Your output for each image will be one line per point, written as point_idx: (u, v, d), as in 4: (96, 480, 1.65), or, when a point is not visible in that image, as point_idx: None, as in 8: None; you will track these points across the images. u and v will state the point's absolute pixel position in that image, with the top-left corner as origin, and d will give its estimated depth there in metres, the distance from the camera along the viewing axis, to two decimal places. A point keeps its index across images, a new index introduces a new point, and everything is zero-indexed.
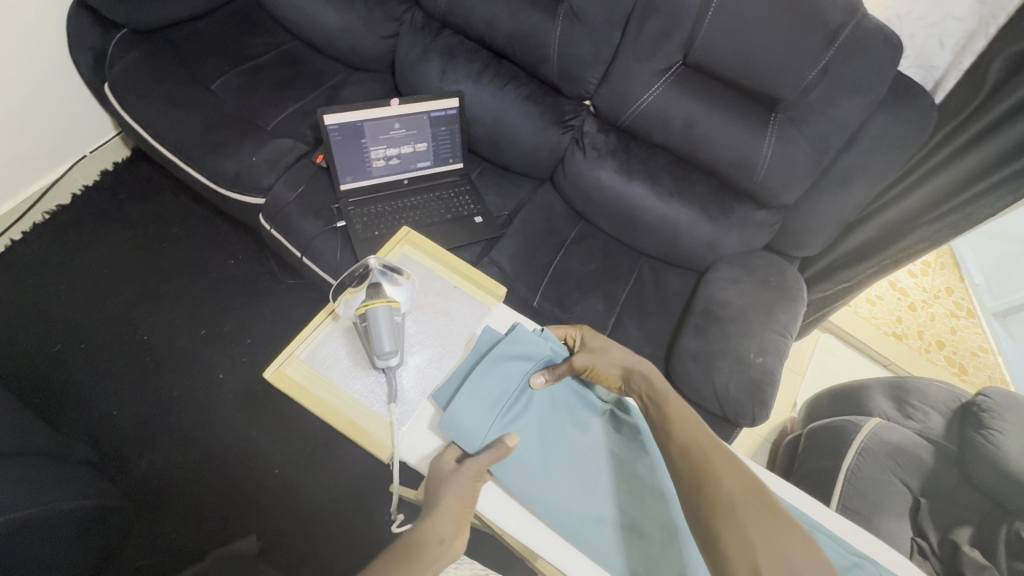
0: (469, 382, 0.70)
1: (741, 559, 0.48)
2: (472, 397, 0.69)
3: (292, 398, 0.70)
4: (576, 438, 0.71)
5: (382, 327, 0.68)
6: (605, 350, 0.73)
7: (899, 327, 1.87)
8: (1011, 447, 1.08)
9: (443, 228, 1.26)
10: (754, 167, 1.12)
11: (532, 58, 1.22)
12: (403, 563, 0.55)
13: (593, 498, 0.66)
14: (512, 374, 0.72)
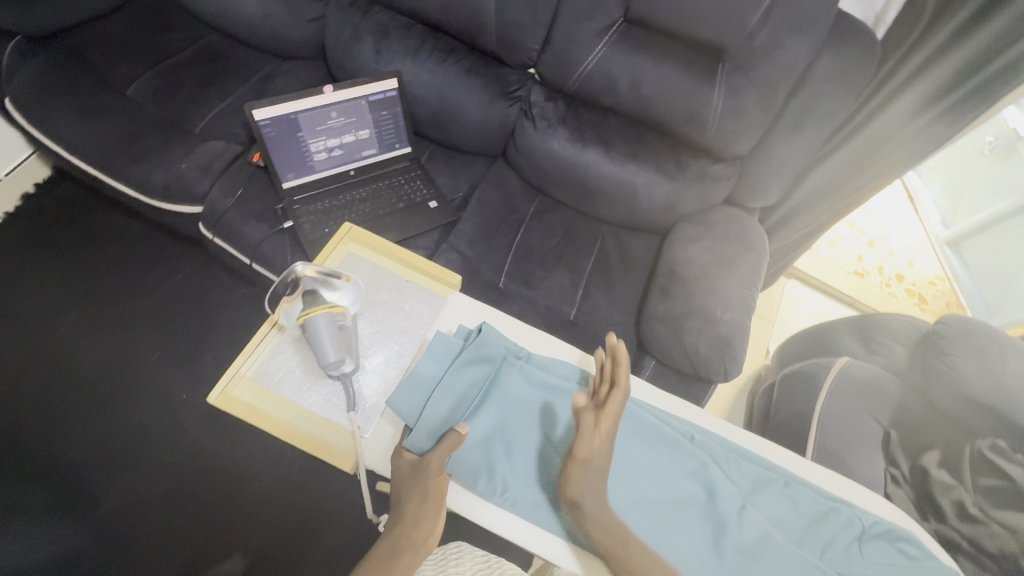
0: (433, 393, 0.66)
1: None
2: (436, 411, 0.65)
3: (244, 420, 0.65)
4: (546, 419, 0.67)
5: (325, 336, 0.63)
6: (589, 465, 0.56)
7: (860, 264, 1.92)
8: (969, 369, 1.12)
9: (397, 217, 1.22)
10: (706, 123, 1.11)
11: (469, 28, 1.16)
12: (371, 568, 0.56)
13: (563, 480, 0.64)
14: (477, 376, 0.68)
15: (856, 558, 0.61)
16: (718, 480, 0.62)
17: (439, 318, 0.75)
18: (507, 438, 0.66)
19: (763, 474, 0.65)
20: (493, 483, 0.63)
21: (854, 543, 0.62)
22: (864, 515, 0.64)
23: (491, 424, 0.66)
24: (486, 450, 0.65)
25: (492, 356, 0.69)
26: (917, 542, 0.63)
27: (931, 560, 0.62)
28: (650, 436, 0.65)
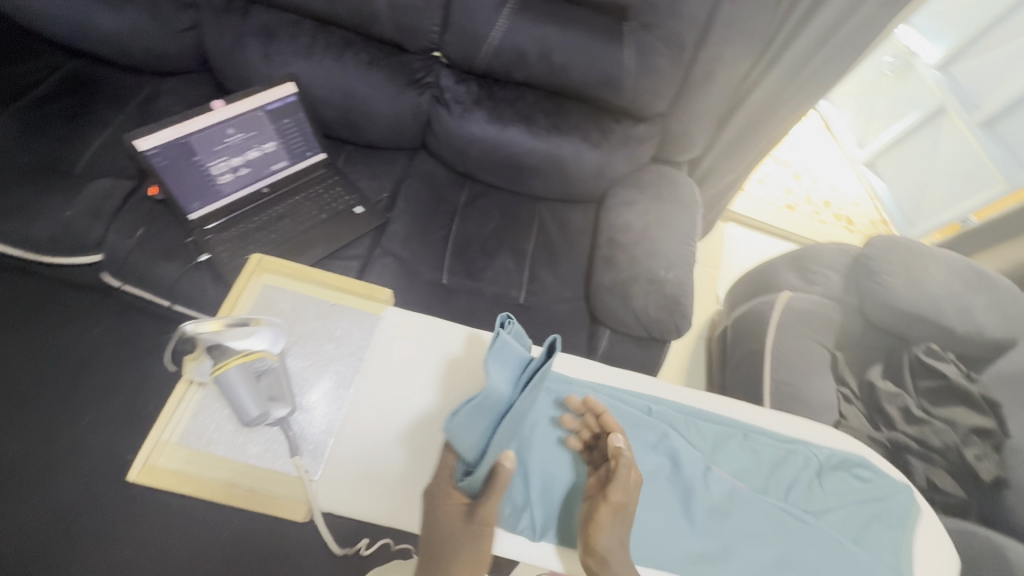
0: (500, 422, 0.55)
1: None
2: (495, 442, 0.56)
3: (172, 492, 0.57)
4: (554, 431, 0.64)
5: (236, 391, 0.52)
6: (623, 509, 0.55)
7: (789, 198, 2.00)
8: (898, 286, 1.20)
9: (322, 230, 1.15)
10: (620, 84, 1.09)
11: (361, 17, 1.09)
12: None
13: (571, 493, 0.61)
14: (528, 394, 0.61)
15: (817, 492, 0.65)
16: (680, 448, 0.64)
17: (374, 334, 0.68)
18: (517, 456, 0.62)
19: (720, 431, 0.67)
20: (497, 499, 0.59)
21: (813, 479, 0.65)
22: (819, 449, 0.68)
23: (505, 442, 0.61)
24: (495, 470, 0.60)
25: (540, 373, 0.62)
26: (868, 465, 0.68)
27: (880, 478, 0.66)
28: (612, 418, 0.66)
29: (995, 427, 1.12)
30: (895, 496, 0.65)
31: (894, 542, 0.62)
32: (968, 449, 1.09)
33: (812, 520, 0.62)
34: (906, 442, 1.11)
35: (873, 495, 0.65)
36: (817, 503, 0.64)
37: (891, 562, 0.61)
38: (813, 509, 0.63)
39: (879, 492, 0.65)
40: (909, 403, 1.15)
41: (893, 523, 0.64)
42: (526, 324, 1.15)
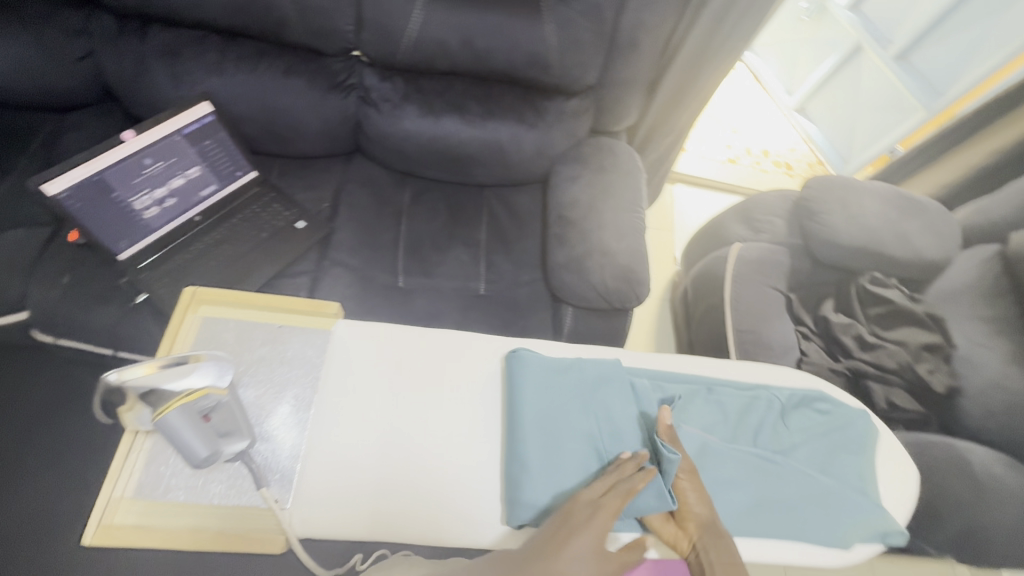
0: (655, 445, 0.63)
1: None
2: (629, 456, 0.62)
3: (136, 547, 0.54)
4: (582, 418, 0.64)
5: (185, 434, 0.50)
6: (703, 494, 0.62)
7: (729, 152, 2.05)
8: (837, 222, 1.25)
9: (265, 250, 1.11)
10: (547, 62, 1.08)
11: (269, 24, 1.03)
12: None
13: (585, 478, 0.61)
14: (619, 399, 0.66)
15: (782, 432, 0.67)
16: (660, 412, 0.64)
17: (325, 350, 0.67)
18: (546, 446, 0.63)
19: (685, 390, 0.69)
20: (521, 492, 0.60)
21: (778, 420, 0.68)
22: (780, 391, 0.71)
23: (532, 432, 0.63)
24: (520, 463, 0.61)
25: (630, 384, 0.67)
26: (827, 397, 0.71)
27: (839, 408, 0.70)
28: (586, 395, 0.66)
29: (941, 341, 1.19)
30: (854, 422, 0.68)
31: (857, 466, 0.66)
32: (919, 365, 1.16)
33: (782, 460, 0.64)
34: (863, 368, 1.17)
35: (835, 426, 0.68)
36: (784, 443, 0.66)
37: (856, 486, 0.65)
38: (780, 449, 0.66)
39: (839, 422, 0.69)
40: (862, 331, 1.21)
41: (855, 449, 0.67)
42: (489, 314, 1.14)
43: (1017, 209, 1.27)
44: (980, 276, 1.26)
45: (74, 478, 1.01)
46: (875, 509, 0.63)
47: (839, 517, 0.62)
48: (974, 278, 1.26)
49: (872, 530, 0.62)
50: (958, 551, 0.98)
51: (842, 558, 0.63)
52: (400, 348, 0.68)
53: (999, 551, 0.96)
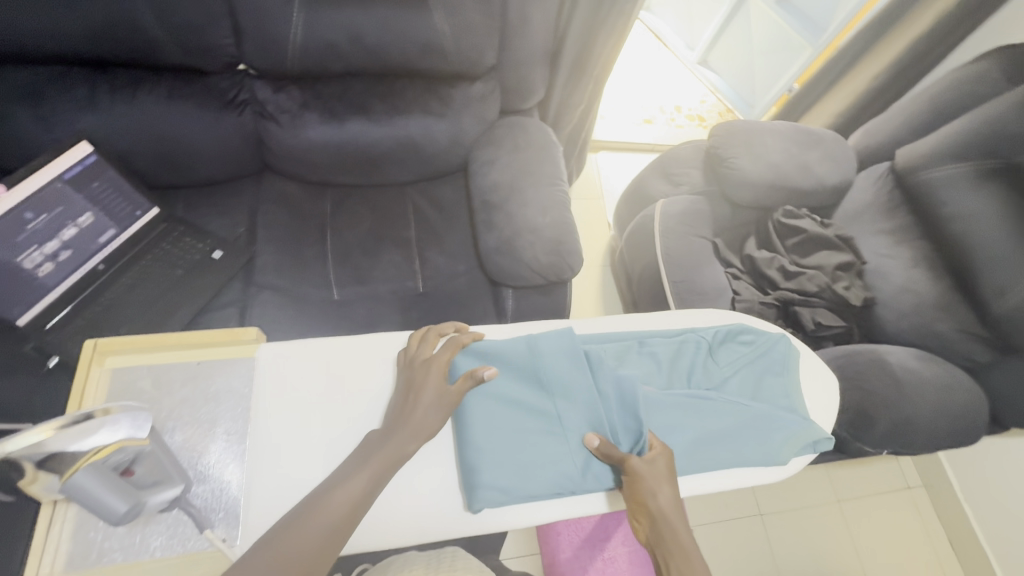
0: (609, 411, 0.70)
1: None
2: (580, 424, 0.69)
3: None
4: (533, 399, 0.70)
5: (108, 489, 0.48)
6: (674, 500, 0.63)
7: (643, 112, 2.11)
8: (745, 164, 1.32)
9: (182, 287, 1.05)
10: (443, 49, 1.06)
11: (137, 49, 0.96)
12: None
13: (537, 452, 0.67)
14: (576, 372, 0.71)
15: (713, 369, 0.75)
16: (603, 379, 0.71)
17: (254, 377, 0.66)
18: (500, 428, 0.68)
19: (622, 347, 0.75)
20: (475, 476, 0.64)
21: (707, 359, 0.76)
22: (705, 331, 0.78)
23: (484, 418, 0.68)
24: (476, 449, 0.66)
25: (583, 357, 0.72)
26: (749, 329, 0.79)
27: (760, 337, 0.78)
28: (529, 372, 0.71)
29: (854, 259, 1.29)
30: (775, 347, 0.77)
31: (783, 386, 0.75)
32: (838, 284, 1.25)
33: (715, 395, 0.72)
34: (790, 296, 1.24)
35: (758, 354, 0.77)
36: (715, 379, 0.74)
37: (784, 403, 0.73)
38: (713, 385, 0.74)
39: (762, 349, 0.77)
40: (784, 262, 1.28)
41: (779, 370, 0.76)
42: (432, 310, 1.14)
43: (901, 126, 1.37)
44: (878, 194, 1.36)
45: None
46: (804, 421, 0.71)
47: (775, 435, 0.70)
48: (873, 196, 1.37)
49: (805, 440, 0.69)
50: (892, 445, 1.06)
51: (782, 469, 0.71)
52: (336, 362, 0.68)
53: (927, 437, 1.07)
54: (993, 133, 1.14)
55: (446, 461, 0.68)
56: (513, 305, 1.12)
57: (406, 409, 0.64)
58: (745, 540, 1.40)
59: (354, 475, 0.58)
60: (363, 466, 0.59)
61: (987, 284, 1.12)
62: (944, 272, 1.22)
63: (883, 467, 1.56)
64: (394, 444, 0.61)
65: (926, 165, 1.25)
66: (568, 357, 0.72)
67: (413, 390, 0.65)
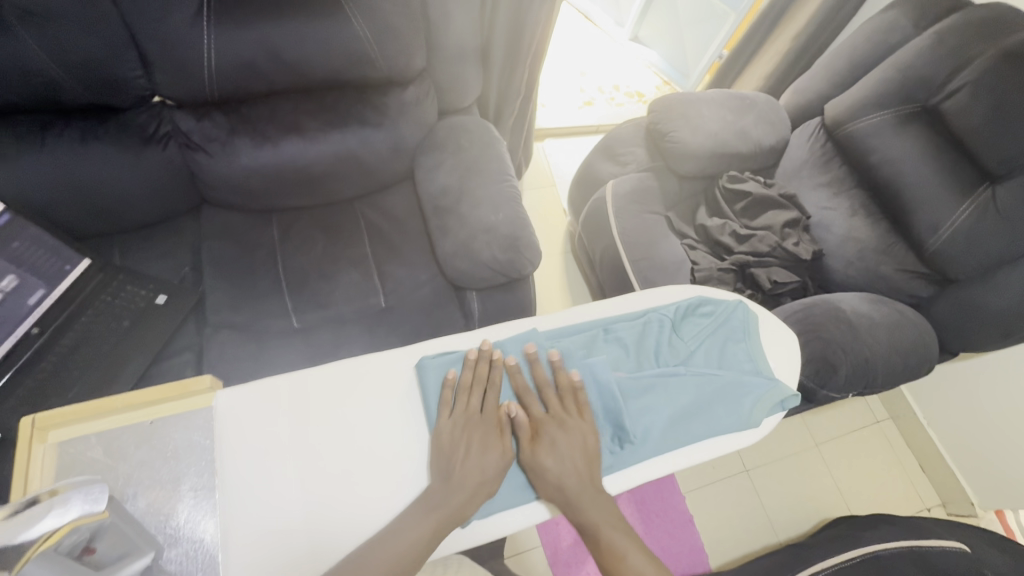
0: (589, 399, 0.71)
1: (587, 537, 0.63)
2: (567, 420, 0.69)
3: None
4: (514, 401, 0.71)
5: None
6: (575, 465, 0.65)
7: (583, 95, 2.12)
8: (687, 136, 1.34)
9: (130, 339, 0.99)
10: (369, 57, 1.03)
11: (37, 91, 0.90)
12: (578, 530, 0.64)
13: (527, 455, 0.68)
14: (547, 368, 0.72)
15: (679, 344, 0.77)
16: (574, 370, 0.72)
17: (214, 426, 0.63)
18: None
19: (588, 338, 0.76)
20: None
21: (672, 335, 0.77)
22: (667, 309, 0.80)
23: None
24: None
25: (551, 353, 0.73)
26: (707, 300, 0.81)
27: (718, 307, 0.80)
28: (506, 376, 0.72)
29: (799, 215, 1.34)
30: (734, 314, 0.79)
31: (746, 350, 0.77)
32: (787, 242, 1.29)
33: (685, 369, 0.74)
34: (746, 259, 1.28)
35: (719, 323, 0.79)
36: (683, 353, 0.76)
37: (750, 367, 0.76)
38: (682, 359, 0.76)
39: (721, 318, 0.79)
40: (735, 227, 1.32)
41: (740, 336, 0.78)
42: (398, 324, 1.12)
43: (826, 82, 1.43)
44: (813, 149, 1.41)
45: None
46: (770, 382, 0.74)
47: (744, 400, 0.72)
48: (808, 151, 1.42)
49: (773, 400, 0.72)
50: (856, 388, 1.12)
51: (756, 431, 0.74)
52: (300, 397, 0.67)
53: (886, 375, 1.12)
54: (908, 79, 1.20)
55: None
56: (479, 306, 1.12)
57: (454, 468, 0.63)
58: (735, 497, 1.45)
59: (417, 523, 0.59)
60: (428, 514, 0.60)
61: (921, 223, 1.19)
62: (881, 217, 1.28)
63: (852, 407, 1.64)
64: (454, 501, 0.61)
65: (853, 116, 1.30)
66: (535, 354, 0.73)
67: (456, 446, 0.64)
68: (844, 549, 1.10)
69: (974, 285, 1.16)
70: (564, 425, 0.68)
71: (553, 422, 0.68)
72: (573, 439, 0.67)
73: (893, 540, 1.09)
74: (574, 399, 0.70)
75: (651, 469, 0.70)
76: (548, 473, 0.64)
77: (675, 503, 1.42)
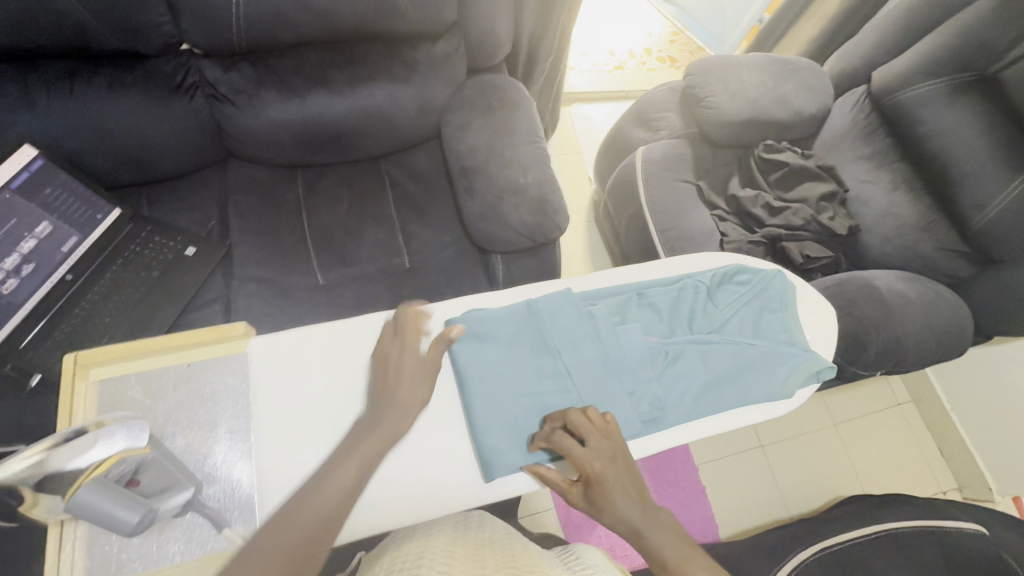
0: (625, 363, 0.70)
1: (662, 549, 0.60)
2: (601, 384, 0.69)
3: None
4: (544, 361, 0.70)
5: (110, 502, 0.45)
6: (634, 500, 0.61)
7: (614, 59, 2.04)
8: (723, 102, 1.29)
9: (161, 290, 1.01)
10: (398, 8, 0.98)
11: (66, 34, 0.88)
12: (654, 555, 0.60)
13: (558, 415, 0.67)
14: (580, 329, 0.71)
15: (713, 312, 0.76)
16: (609, 333, 0.71)
17: (250, 374, 0.64)
18: (514, 396, 0.68)
19: (620, 300, 0.76)
20: (489, 447, 0.65)
21: (707, 302, 0.77)
22: (702, 276, 0.80)
23: (494, 387, 0.68)
24: (489, 420, 0.66)
25: (585, 313, 0.72)
26: (743, 269, 0.80)
27: (755, 276, 0.80)
28: (536, 334, 0.71)
29: (837, 188, 1.29)
30: (772, 284, 0.79)
31: (782, 321, 0.77)
32: (823, 215, 1.25)
33: (717, 337, 0.74)
34: (777, 232, 1.24)
35: (756, 292, 0.78)
36: (717, 321, 0.76)
37: (785, 339, 0.75)
38: (715, 327, 0.76)
39: (759, 287, 0.79)
40: (768, 199, 1.28)
41: (777, 306, 0.77)
42: (422, 285, 1.12)
43: (877, 47, 1.35)
44: (855, 119, 1.35)
45: None
46: (807, 353, 0.73)
47: (780, 370, 0.72)
48: (851, 121, 1.35)
49: (809, 370, 0.72)
50: (886, 366, 1.09)
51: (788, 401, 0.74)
52: (333, 349, 0.67)
53: (917, 354, 1.10)
54: (967, 45, 1.12)
55: (458, 439, 0.67)
56: (504, 270, 1.11)
57: (388, 383, 0.63)
58: (748, 470, 1.46)
59: (342, 461, 0.58)
60: (349, 456, 0.59)
61: (965, 201, 1.13)
62: (923, 192, 1.23)
63: (875, 388, 1.62)
64: (375, 438, 0.60)
65: (904, 85, 1.23)
66: (567, 314, 0.72)
67: (390, 366, 0.64)
68: (857, 526, 1.11)
69: (1019, 267, 1.11)
70: (608, 453, 0.63)
71: (602, 452, 0.62)
72: (624, 469, 0.63)
73: (910, 520, 1.08)
74: (608, 424, 0.65)
75: (681, 434, 0.70)
76: (613, 512, 0.60)
77: (686, 474, 1.42)
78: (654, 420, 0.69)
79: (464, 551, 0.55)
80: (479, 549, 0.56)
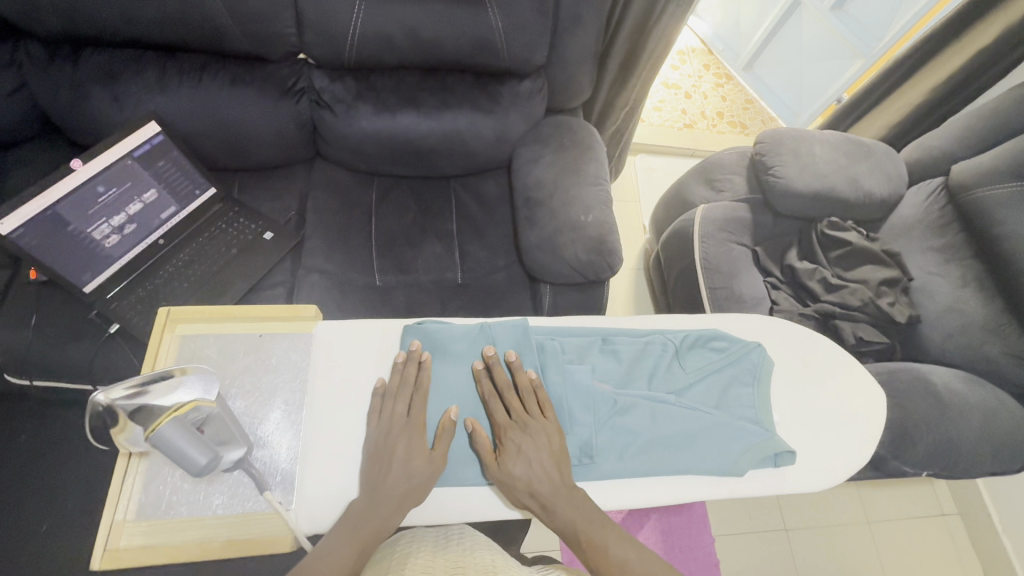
0: (568, 404, 0.70)
1: (596, 535, 0.62)
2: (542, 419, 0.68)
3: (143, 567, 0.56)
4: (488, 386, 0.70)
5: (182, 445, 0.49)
6: (551, 474, 0.64)
7: (686, 118, 2.09)
8: (790, 173, 1.30)
9: (236, 265, 1.09)
10: (495, 46, 1.06)
11: (207, 35, 1.00)
12: (576, 541, 0.62)
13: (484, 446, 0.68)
14: (531, 362, 0.72)
15: (677, 373, 0.75)
16: (558, 372, 0.71)
17: (312, 355, 0.69)
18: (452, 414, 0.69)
19: (582, 342, 0.76)
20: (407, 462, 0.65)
21: (672, 361, 0.76)
22: (674, 335, 0.78)
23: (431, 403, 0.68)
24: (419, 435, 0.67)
25: (539, 346, 0.73)
26: (722, 336, 0.78)
27: (733, 344, 0.78)
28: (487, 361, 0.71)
29: (900, 275, 1.26)
30: (748, 356, 0.77)
31: (751, 397, 0.74)
32: (882, 300, 1.22)
33: (673, 398, 0.73)
34: (831, 309, 1.22)
35: (728, 361, 0.76)
36: (679, 383, 0.75)
37: (749, 415, 0.73)
38: (675, 389, 0.74)
39: (733, 357, 0.77)
40: (826, 274, 1.26)
41: (748, 380, 0.75)
42: (470, 301, 1.16)
43: (959, 142, 1.33)
44: (928, 210, 1.32)
45: (65, 516, 1.00)
46: (766, 432, 0.70)
47: (731, 445, 0.70)
48: (923, 211, 1.33)
49: (765, 451, 0.69)
50: (933, 467, 1.04)
51: (739, 480, 0.71)
52: (386, 347, 0.71)
53: (968, 461, 1.03)
54: None
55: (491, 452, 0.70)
56: (550, 301, 1.13)
57: (386, 454, 0.63)
58: (768, 554, 1.38)
59: (378, 500, 0.60)
60: (395, 493, 0.61)
61: None
62: (995, 293, 1.18)
63: (917, 491, 1.52)
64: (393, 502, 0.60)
65: (985, 182, 1.20)
66: (520, 345, 0.73)
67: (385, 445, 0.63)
68: None
69: None
70: (535, 417, 0.67)
71: (531, 415, 0.67)
72: (546, 438, 0.66)
73: None
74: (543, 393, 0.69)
75: (610, 488, 0.69)
76: (517, 479, 0.63)
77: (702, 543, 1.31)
78: (583, 465, 0.69)
79: (446, 563, 0.54)
80: (461, 563, 0.55)
